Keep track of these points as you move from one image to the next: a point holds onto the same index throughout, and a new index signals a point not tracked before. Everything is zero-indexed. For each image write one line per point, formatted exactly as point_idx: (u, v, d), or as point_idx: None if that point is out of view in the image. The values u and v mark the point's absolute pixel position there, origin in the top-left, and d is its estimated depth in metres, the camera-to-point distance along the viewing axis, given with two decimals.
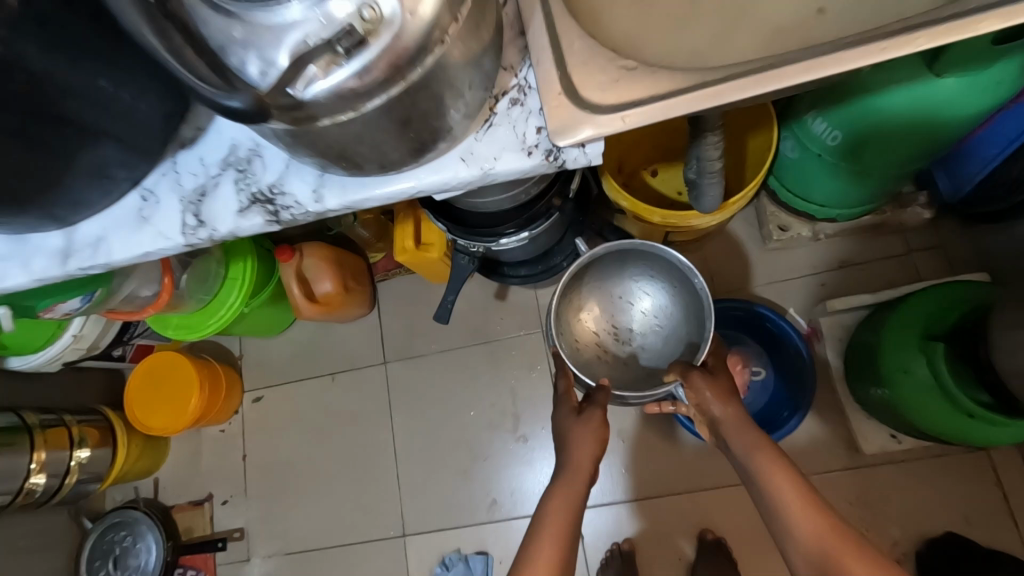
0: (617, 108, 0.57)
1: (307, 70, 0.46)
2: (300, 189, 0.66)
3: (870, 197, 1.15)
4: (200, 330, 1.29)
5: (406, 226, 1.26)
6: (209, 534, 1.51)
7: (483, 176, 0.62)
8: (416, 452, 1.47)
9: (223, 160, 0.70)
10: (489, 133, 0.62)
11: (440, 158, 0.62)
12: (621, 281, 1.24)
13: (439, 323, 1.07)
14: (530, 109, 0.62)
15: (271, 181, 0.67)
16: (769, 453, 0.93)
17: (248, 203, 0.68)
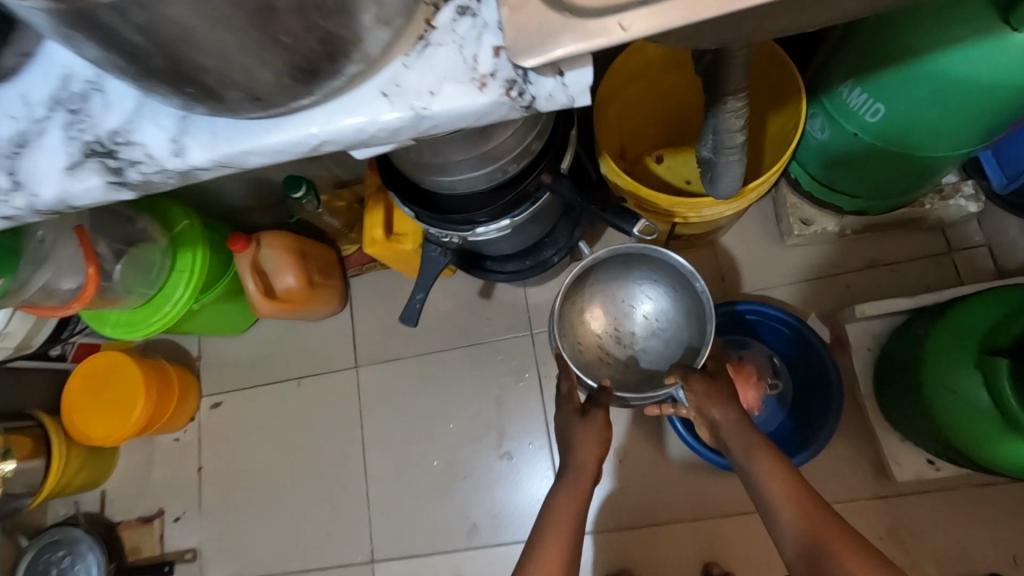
0: (610, 11, 0.42)
1: None
2: (152, 138, 0.50)
3: (909, 186, 0.99)
4: (142, 329, 1.14)
5: (375, 213, 1.11)
6: (158, 555, 1.36)
7: (415, 117, 0.47)
8: (389, 467, 1.32)
9: (53, 98, 0.52)
10: (425, 57, 0.47)
11: (356, 92, 0.47)
12: (616, 280, 1.09)
13: (406, 326, 0.92)
14: (481, 23, 0.47)
15: (114, 127, 0.50)
16: (771, 459, 0.79)
17: (82, 156, 0.51)
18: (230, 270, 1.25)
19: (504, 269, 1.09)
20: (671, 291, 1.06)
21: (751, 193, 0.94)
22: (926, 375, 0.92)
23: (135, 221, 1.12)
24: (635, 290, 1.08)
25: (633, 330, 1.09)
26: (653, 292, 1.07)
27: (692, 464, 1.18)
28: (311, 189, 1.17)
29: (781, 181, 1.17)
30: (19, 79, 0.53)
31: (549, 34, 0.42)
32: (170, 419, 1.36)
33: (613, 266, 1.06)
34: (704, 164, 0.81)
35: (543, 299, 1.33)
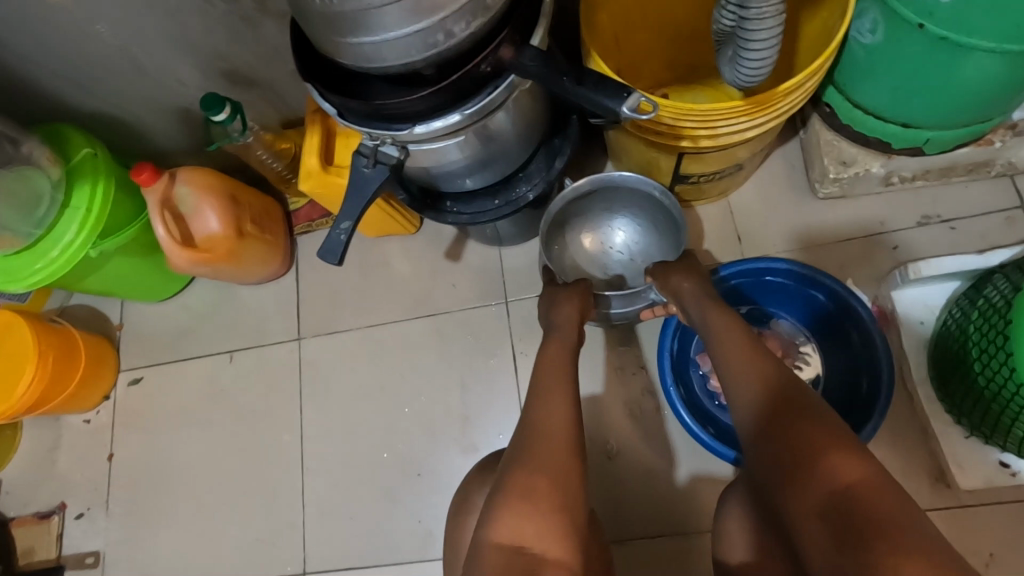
0: None
1: None
2: None
3: (983, 104, 0.77)
4: (20, 278, 0.93)
5: (309, 137, 0.89)
6: (53, 558, 1.13)
7: None
8: (328, 459, 1.10)
9: None
10: None
11: None
12: (578, 211, 0.99)
13: (327, 263, 0.70)
14: None
15: None
16: (738, 330, 0.71)
17: None
18: (143, 216, 1.04)
19: (466, 211, 0.88)
20: (633, 210, 0.99)
21: (780, 102, 0.72)
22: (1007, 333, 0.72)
23: (20, 144, 0.92)
24: (599, 223, 1.01)
25: (612, 260, 1.01)
26: (617, 217, 1.00)
27: (697, 462, 0.96)
28: (236, 111, 0.97)
29: (812, 117, 0.96)
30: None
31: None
32: (76, 394, 1.15)
33: (568, 210, 0.98)
34: (726, 40, 0.66)
35: (522, 262, 1.11)
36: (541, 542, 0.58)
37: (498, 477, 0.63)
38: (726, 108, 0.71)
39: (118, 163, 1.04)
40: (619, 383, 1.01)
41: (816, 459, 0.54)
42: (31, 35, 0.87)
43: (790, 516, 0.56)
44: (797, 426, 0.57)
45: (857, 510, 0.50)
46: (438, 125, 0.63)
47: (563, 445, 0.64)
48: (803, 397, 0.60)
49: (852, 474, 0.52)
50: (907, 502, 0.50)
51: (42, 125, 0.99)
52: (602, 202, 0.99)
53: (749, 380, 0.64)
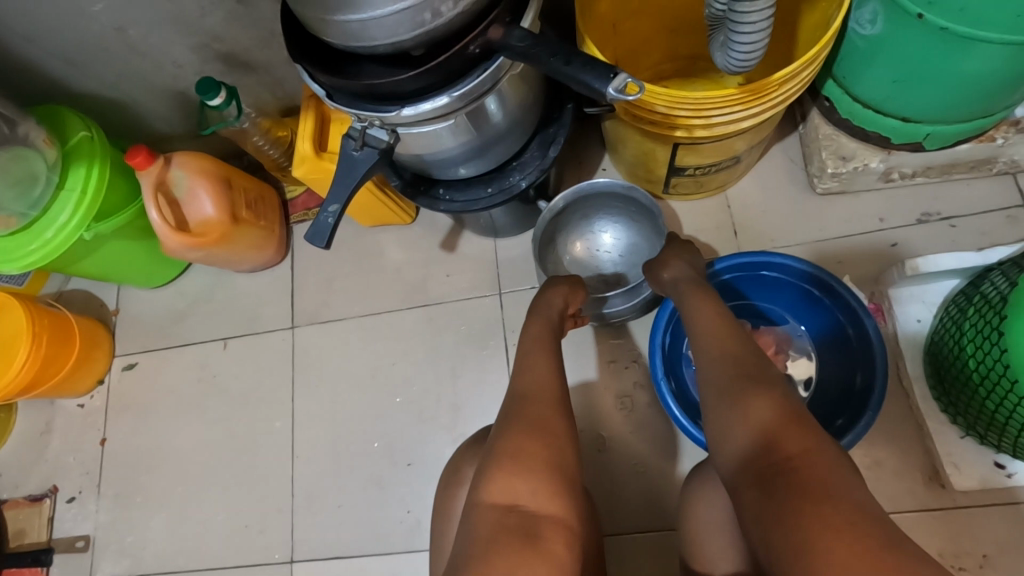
0: None
1: None
2: None
3: (985, 96, 0.76)
4: (18, 258, 0.93)
5: (303, 122, 0.89)
6: (43, 542, 1.13)
7: None
8: (320, 447, 1.09)
9: None
10: None
11: None
12: (561, 233, 1.02)
13: (315, 247, 0.70)
14: None
15: None
16: (712, 309, 0.72)
17: None
18: (138, 199, 1.04)
19: (459, 199, 0.87)
20: (602, 211, 1.01)
21: (775, 92, 0.71)
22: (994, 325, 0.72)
23: (16, 125, 0.92)
24: (582, 235, 1.02)
25: (606, 265, 1.01)
26: (593, 227, 1.02)
27: (687, 457, 0.95)
28: (232, 96, 0.97)
29: (812, 111, 0.95)
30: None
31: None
32: (70, 378, 1.15)
33: (545, 249, 1.00)
34: (718, 25, 0.65)
35: (517, 253, 1.11)
36: (534, 500, 0.57)
37: (487, 451, 0.62)
38: (720, 96, 0.70)
39: (112, 147, 1.04)
40: (612, 376, 1.00)
41: (765, 436, 0.55)
42: (31, 13, 0.87)
43: (734, 490, 0.56)
44: (748, 407, 0.58)
45: (789, 479, 0.51)
46: (426, 107, 0.62)
47: (542, 416, 0.64)
48: (760, 373, 0.61)
49: (796, 448, 0.52)
50: (849, 479, 0.50)
51: (38, 107, 0.99)
52: (573, 224, 1.02)
53: (712, 359, 0.65)
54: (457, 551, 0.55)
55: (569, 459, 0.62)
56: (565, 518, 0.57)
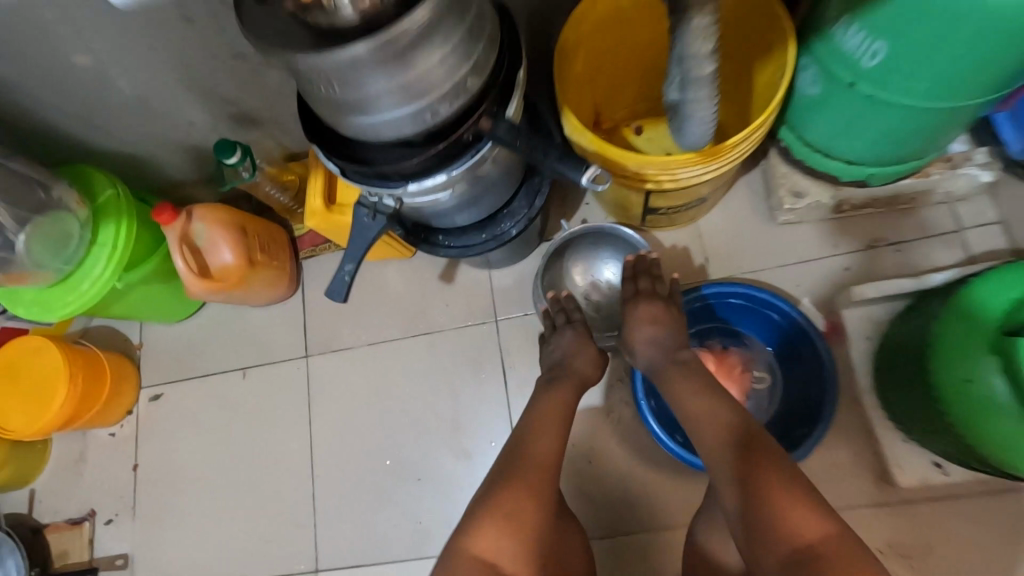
0: None
1: None
2: None
3: (917, 145, 0.87)
4: (58, 310, 1.03)
5: (314, 179, 0.98)
6: (85, 561, 1.24)
7: None
8: (336, 467, 1.20)
9: None
10: None
11: None
12: (570, 252, 1.09)
13: (334, 301, 0.81)
14: None
15: None
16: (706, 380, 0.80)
17: None
18: (161, 247, 1.13)
19: (456, 244, 0.97)
20: (612, 249, 1.08)
21: (730, 152, 0.82)
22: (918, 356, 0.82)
23: (51, 190, 1.01)
24: (587, 259, 1.09)
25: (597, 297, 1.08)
26: (600, 257, 1.09)
27: (667, 464, 1.06)
28: (246, 154, 1.06)
29: (771, 151, 1.05)
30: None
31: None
32: (102, 412, 1.25)
33: (548, 266, 1.09)
34: (672, 109, 0.68)
35: (510, 282, 1.21)
36: (512, 563, 0.68)
37: (484, 491, 0.74)
38: (681, 158, 0.81)
39: (136, 199, 1.13)
40: (600, 395, 1.10)
41: (778, 521, 0.64)
42: (58, 90, 0.96)
43: (761, 568, 0.65)
44: (758, 490, 0.66)
45: (821, 564, 0.60)
46: (426, 185, 0.72)
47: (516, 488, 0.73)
48: (764, 451, 0.69)
49: (816, 534, 0.62)
50: (868, 559, 0.60)
51: (66, 167, 1.08)
52: (579, 251, 1.09)
53: (714, 435, 0.74)
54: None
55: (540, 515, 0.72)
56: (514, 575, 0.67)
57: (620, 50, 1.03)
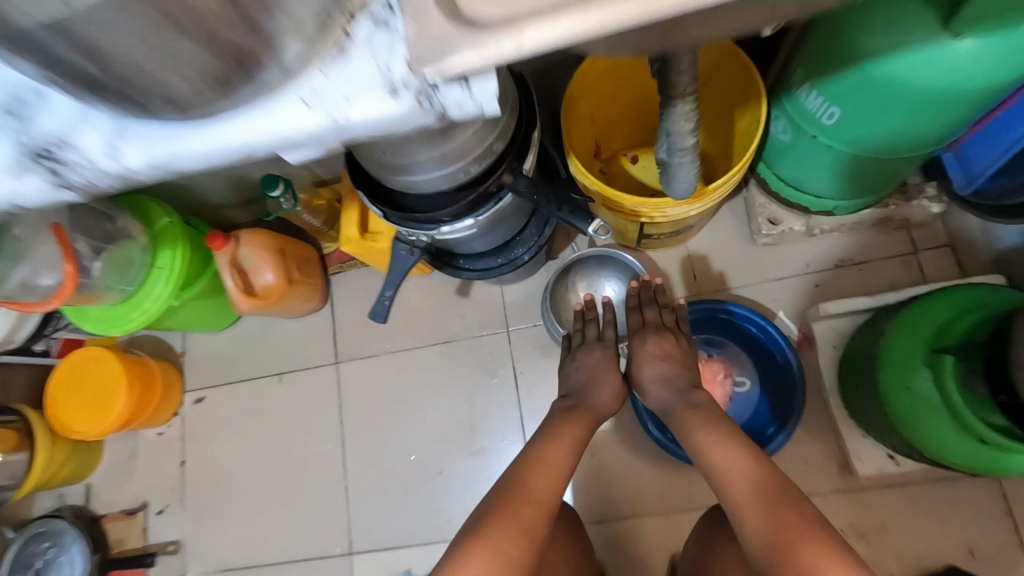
0: (508, 25, 0.42)
1: None
2: (94, 142, 0.47)
3: (872, 184, 1.02)
4: (121, 326, 1.16)
5: (349, 211, 1.12)
6: (140, 547, 1.38)
7: (335, 129, 0.46)
8: (366, 462, 1.34)
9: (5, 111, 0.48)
10: (341, 67, 0.45)
11: (274, 97, 0.46)
12: (576, 272, 1.23)
13: (376, 321, 0.96)
14: (395, 33, 0.45)
15: (52, 130, 0.47)
16: (733, 444, 0.83)
17: (23, 160, 0.48)
18: (210, 267, 1.27)
19: (475, 268, 1.11)
20: (613, 271, 1.22)
21: (711, 194, 0.97)
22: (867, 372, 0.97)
23: (116, 220, 1.15)
24: (591, 279, 1.22)
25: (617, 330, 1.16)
26: (602, 277, 1.22)
27: (660, 457, 1.21)
28: (287, 186, 1.19)
29: (750, 181, 1.19)
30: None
31: (449, 41, 0.43)
32: (152, 414, 1.38)
33: (556, 285, 1.23)
34: (664, 166, 0.82)
35: (520, 295, 1.35)
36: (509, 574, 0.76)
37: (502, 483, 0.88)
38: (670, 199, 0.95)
39: (187, 225, 1.26)
40: None
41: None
42: None
43: None
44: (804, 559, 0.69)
45: None
46: (457, 229, 0.85)
47: (496, 545, 0.77)
48: (803, 522, 0.72)
49: None
50: None
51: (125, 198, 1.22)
52: (584, 270, 1.22)
53: (747, 501, 0.77)
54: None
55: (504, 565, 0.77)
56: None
57: (618, 93, 1.16)
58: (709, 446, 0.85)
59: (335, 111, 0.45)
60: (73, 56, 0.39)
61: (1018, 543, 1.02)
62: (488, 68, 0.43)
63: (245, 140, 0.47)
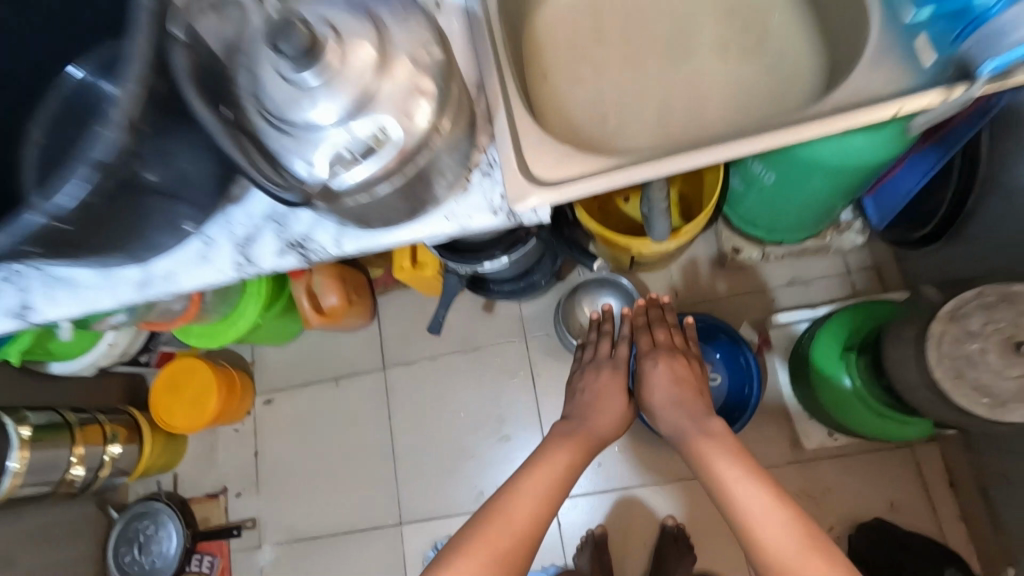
0: (557, 184, 0.69)
1: (337, 168, 0.55)
2: (325, 237, 0.69)
3: (813, 222, 1.32)
4: (220, 339, 1.46)
5: (404, 248, 1.41)
6: (223, 523, 1.67)
7: (459, 233, 0.68)
8: (411, 449, 1.64)
9: (268, 215, 0.71)
10: (464, 196, 0.69)
11: (422, 216, 0.68)
12: (583, 291, 1.53)
13: (432, 332, 1.27)
14: (496, 179, 0.69)
15: (303, 231, 0.69)
16: (750, 480, 0.88)
17: (285, 247, 0.70)
18: (285, 292, 1.56)
19: (503, 289, 1.43)
20: (613, 291, 1.51)
21: (684, 235, 1.28)
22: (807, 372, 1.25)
23: None
24: (594, 298, 1.52)
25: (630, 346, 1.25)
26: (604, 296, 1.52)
27: (651, 440, 1.51)
28: None
29: (718, 219, 1.50)
30: (235, 201, 0.71)
31: (527, 192, 0.68)
32: (232, 412, 1.68)
33: (567, 302, 1.54)
34: (648, 217, 1.12)
35: (534, 311, 1.65)
36: (515, 550, 0.88)
37: None
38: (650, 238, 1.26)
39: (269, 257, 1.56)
40: None
41: None
42: None
43: None
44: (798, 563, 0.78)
45: None
46: (498, 263, 1.17)
47: (508, 556, 0.87)
48: (800, 530, 0.81)
49: None
50: None
51: None
52: (589, 290, 1.53)
53: (762, 531, 0.82)
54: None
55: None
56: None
57: None
58: (711, 454, 0.94)
59: (461, 223, 0.68)
60: (335, 212, 0.62)
61: (928, 499, 1.33)
62: (547, 206, 0.68)
63: (412, 237, 0.69)
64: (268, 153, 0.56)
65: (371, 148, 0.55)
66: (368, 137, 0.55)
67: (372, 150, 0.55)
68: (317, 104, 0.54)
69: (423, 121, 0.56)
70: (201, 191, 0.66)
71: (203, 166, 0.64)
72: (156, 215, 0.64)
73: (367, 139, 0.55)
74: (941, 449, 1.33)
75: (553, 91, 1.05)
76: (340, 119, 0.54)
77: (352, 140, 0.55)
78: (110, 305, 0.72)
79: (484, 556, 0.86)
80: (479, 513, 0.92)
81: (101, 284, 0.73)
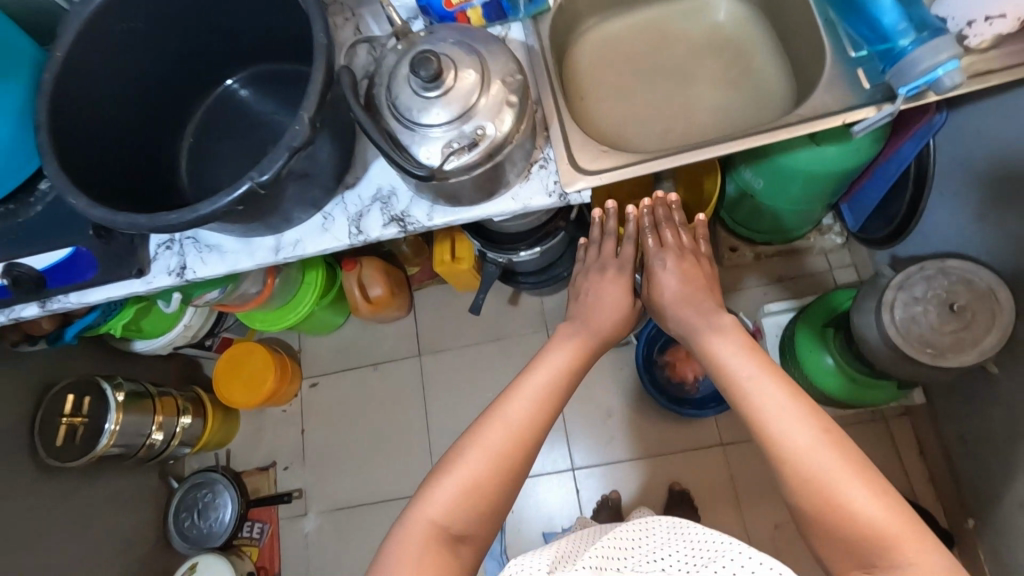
0: (598, 173, 0.91)
1: (449, 154, 0.77)
2: (420, 212, 0.91)
3: (797, 224, 1.54)
4: (281, 322, 1.67)
5: (444, 244, 1.60)
6: (273, 493, 1.85)
7: (522, 209, 0.90)
8: (443, 426, 1.83)
9: (374, 196, 0.93)
10: (527, 183, 0.91)
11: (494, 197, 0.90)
12: None
13: (472, 313, 1.48)
14: (549, 170, 0.91)
15: (403, 208, 0.91)
16: (768, 378, 0.84)
17: (388, 220, 0.91)
18: (335, 284, 1.77)
19: (529, 282, 1.65)
20: None
21: None
22: (791, 354, 1.47)
23: None
24: None
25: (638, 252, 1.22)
26: None
27: (659, 416, 1.71)
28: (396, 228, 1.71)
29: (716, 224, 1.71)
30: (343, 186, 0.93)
31: (576, 180, 0.90)
32: (283, 393, 1.88)
33: None
34: None
35: (554, 304, 1.86)
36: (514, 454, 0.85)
37: None
38: None
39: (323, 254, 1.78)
40: (613, 374, 1.76)
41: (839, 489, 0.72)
42: None
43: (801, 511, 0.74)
44: (817, 454, 0.74)
45: (873, 528, 0.69)
46: (529, 254, 1.40)
47: (514, 462, 0.84)
48: (820, 423, 0.77)
49: (877, 509, 0.70)
50: (914, 521, 0.69)
51: None
52: None
53: (777, 422, 0.78)
54: (399, 541, 0.79)
55: (515, 481, 0.84)
56: (481, 540, 0.82)
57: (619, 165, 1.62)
58: (729, 355, 0.91)
59: (523, 202, 0.90)
60: (435, 189, 0.84)
61: (901, 464, 1.52)
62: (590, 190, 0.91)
63: (484, 213, 0.90)
64: (399, 147, 0.78)
65: (473, 141, 0.76)
66: (472, 133, 0.77)
67: (475, 142, 0.77)
68: (435, 112, 0.76)
69: (506, 125, 0.78)
70: (324, 175, 0.87)
71: (329, 159, 0.87)
72: (295, 196, 0.86)
73: (471, 135, 0.77)
74: (912, 421, 1.53)
75: (583, 109, 1.28)
76: (451, 123, 0.76)
77: (461, 136, 0.77)
78: (248, 264, 0.94)
79: (482, 459, 0.83)
80: (479, 416, 0.89)
81: (241, 249, 0.95)
